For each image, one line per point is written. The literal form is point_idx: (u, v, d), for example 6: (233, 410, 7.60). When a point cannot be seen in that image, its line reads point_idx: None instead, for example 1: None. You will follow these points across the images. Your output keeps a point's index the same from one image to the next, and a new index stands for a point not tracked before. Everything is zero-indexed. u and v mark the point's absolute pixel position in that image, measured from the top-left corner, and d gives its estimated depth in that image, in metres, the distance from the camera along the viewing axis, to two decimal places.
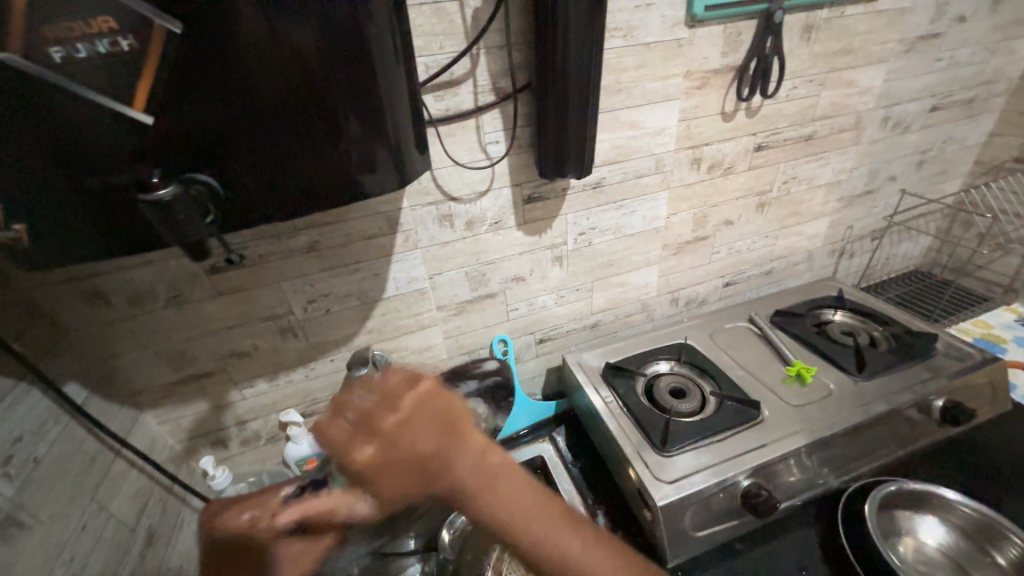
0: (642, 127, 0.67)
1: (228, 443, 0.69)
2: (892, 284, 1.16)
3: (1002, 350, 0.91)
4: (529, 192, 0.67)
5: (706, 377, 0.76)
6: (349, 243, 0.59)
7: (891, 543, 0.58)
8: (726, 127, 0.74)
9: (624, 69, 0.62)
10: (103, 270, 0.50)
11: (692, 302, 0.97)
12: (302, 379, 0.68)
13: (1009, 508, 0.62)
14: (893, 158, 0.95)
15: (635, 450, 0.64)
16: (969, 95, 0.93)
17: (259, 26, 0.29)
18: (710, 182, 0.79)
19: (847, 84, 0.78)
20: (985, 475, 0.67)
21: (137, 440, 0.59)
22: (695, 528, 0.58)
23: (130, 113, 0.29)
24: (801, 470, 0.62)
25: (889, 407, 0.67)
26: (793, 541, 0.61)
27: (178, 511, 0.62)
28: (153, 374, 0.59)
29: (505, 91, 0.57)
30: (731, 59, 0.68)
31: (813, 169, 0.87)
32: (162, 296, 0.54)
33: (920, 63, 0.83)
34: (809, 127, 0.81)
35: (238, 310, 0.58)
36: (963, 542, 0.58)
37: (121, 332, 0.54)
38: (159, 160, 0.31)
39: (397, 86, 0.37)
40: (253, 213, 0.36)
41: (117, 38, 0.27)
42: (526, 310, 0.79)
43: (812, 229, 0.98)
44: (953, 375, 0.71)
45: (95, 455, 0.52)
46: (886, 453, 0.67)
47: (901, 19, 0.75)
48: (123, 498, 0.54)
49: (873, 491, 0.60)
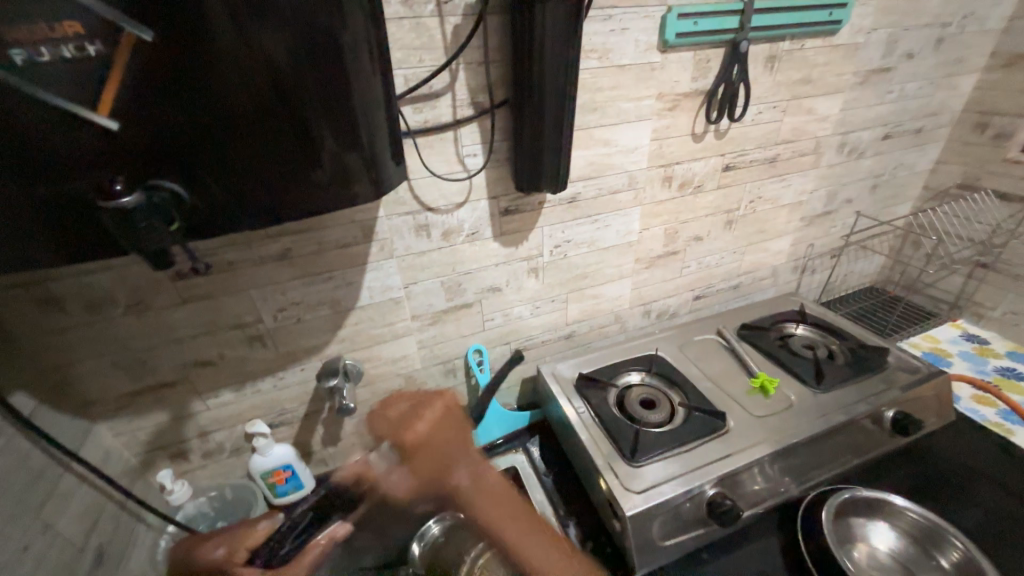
0: (616, 145, 0.70)
1: (188, 455, 0.66)
2: (850, 299, 1.23)
3: (948, 363, 0.98)
4: (506, 205, 0.68)
5: (675, 388, 0.78)
6: (321, 251, 0.58)
7: (847, 549, 0.61)
8: (696, 148, 0.77)
9: (600, 89, 0.64)
10: (57, 275, 0.48)
11: (663, 314, 0.99)
12: (270, 389, 0.66)
13: (952, 514, 0.66)
14: (850, 182, 1.00)
15: (606, 460, 0.65)
16: (917, 125, 1.01)
17: (233, 36, 0.29)
18: (681, 199, 0.82)
19: (807, 112, 0.83)
20: (932, 482, 0.71)
21: (88, 453, 0.56)
22: (663, 538, 0.59)
23: (94, 118, 0.28)
24: (763, 479, 0.65)
25: (846, 418, 0.70)
26: (756, 548, 0.63)
27: (131, 528, 0.59)
28: (109, 384, 0.56)
29: (483, 105, 0.58)
30: (701, 84, 0.71)
31: (777, 190, 0.92)
32: (122, 303, 0.52)
33: (873, 94, 0.89)
34: (772, 150, 0.85)
35: (202, 318, 0.56)
36: (912, 547, 0.62)
37: (74, 340, 0.52)
38: (123, 166, 0.31)
39: (373, 97, 0.38)
40: (221, 222, 0.35)
41: (84, 43, 0.26)
42: (502, 321, 0.80)
43: (776, 246, 1.02)
44: (903, 388, 0.75)
45: (42, 470, 0.49)
46: (842, 462, 0.70)
47: (855, 54, 0.81)
48: (71, 516, 0.51)
49: (830, 498, 0.63)
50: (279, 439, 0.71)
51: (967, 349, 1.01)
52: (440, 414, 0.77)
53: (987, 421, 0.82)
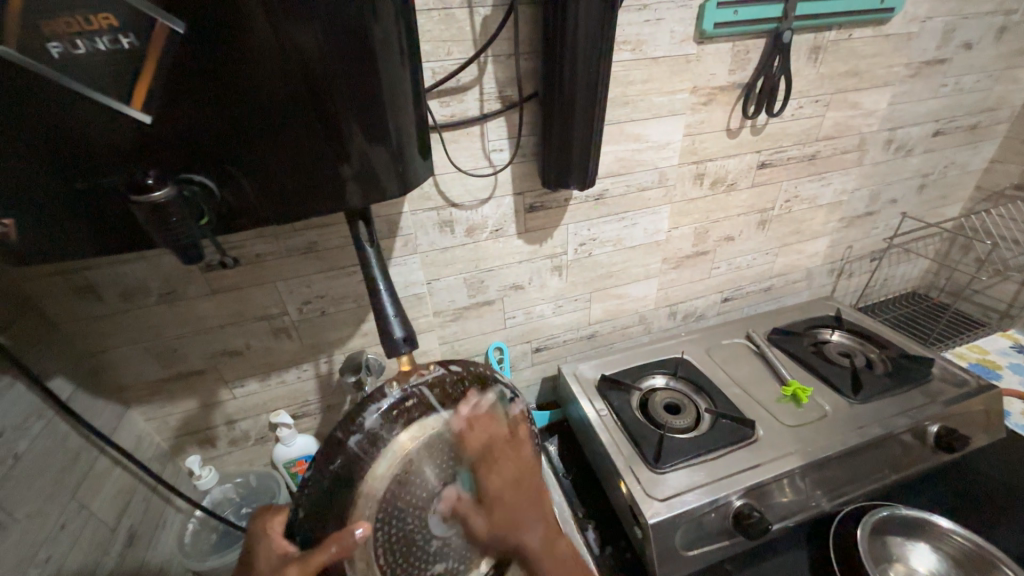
0: (647, 141, 0.67)
1: (215, 442, 0.68)
2: (889, 305, 1.16)
3: (996, 376, 0.92)
4: (531, 202, 0.66)
5: (701, 394, 0.76)
6: (346, 245, 0.58)
7: (881, 569, 0.58)
8: (731, 144, 0.74)
9: (631, 82, 0.61)
10: (96, 263, 0.49)
11: (690, 316, 0.96)
12: (295, 380, 0.67)
13: (998, 538, 0.62)
14: (896, 181, 0.95)
15: (627, 464, 0.63)
16: (972, 121, 0.94)
17: (266, 28, 0.29)
18: (713, 198, 0.79)
19: (852, 106, 0.79)
20: (977, 503, 0.67)
21: (122, 437, 0.58)
22: (686, 547, 0.57)
23: (129, 111, 0.28)
24: (793, 491, 0.62)
25: (884, 431, 0.67)
26: (783, 563, 0.60)
27: (161, 510, 0.61)
28: (141, 371, 0.58)
29: (511, 99, 0.57)
30: (738, 77, 0.67)
31: (815, 189, 0.87)
32: (155, 292, 0.53)
33: (925, 88, 0.83)
34: (813, 147, 0.81)
35: (230, 309, 0.57)
36: (954, 571, 0.58)
37: (109, 327, 0.53)
38: (154, 160, 0.31)
39: (403, 91, 0.37)
40: (250, 216, 0.35)
41: (118, 35, 0.26)
42: (524, 318, 0.78)
43: (813, 247, 0.98)
44: (949, 401, 0.71)
45: (78, 452, 0.51)
46: (879, 477, 0.66)
47: (907, 44, 0.76)
48: (105, 496, 0.53)
49: (866, 516, 0.60)
50: (302, 430, 0.72)
51: (1019, 362, 0.95)
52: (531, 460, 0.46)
53: None
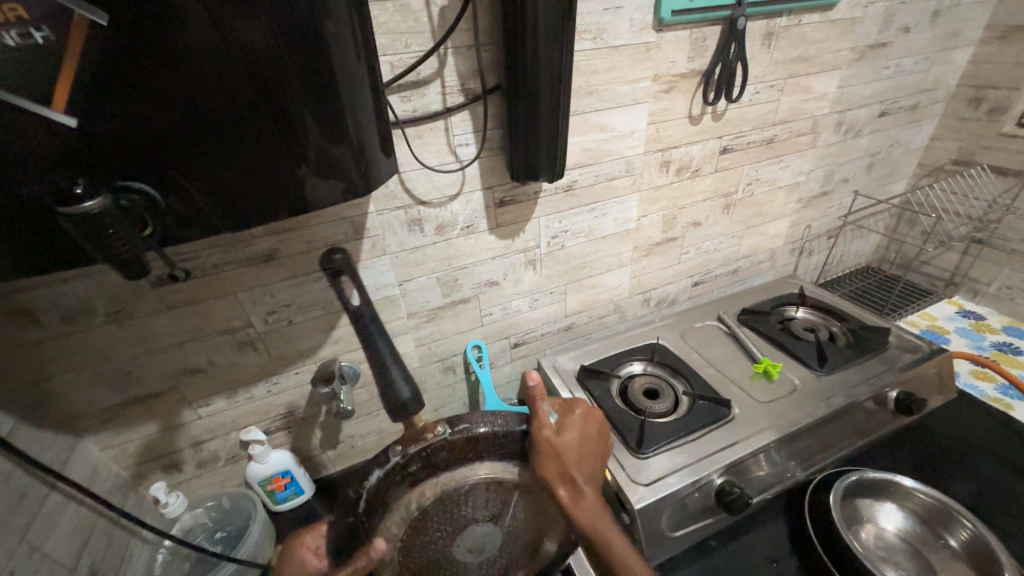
0: (612, 130, 0.67)
1: (182, 465, 0.64)
2: (846, 280, 1.22)
3: (946, 340, 0.98)
4: (501, 196, 0.66)
5: (678, 377, 0.77)
6: (311, 250, 0.56)
7: (854, 530, 0.61)
8: (693, 130, 0.75)
9: (594, 71, 0.61)
10: (29, 285, 0.45)
11: (663, 302, 0.98)
12: (264, 395, 0.64)
13: (955, 491, 0.66)
14: (847, 161, 0.99)
15: (611, 451, 0.64)
16: (913, 101, 0.99)
17: (203, 21, 0.26)
18: (679, 184, 0.80)
19: (804, 90, 0.81)
20: (934, 459, 0.71)
21: (75, 470, 0.54)
22: (672, 528, 0.58)
23: (48, 114, 0.26)
24: (770, 464, 0.64)
25: (850, 400, 0.70)
26: (765, 534, 0.63)
27: (126, 544, 0.57)
28: (92, 398, 0.54)
29: (474, 92, 0.56)
30: (697, 64, 0.69)
31: (774, 172, 0.90)
32: (101, 312, 0.49)
33: (870, 71, 0.87)
34: (770, 131, 0.83)
35: (189, 325, 0.54)
36: (919, 527, 0.61)
37: (51, 352, 0.49)
38: (82, 167, 0.28)
39: (359, 86, 0.35)
40: (202, 225, 0.33)
41: (29, 29, 0.23)
42: (500, 315, 0.78)
43: (775, 229, 1.01)
44: (905, 367, 0.75)
45: (25, 490, 0.47)
46: (847, 444, 0.70)
47: (852, 29, 0.79)
48: (60, 535, 0.49)
49: (836, 482, 0.63)
50: (276, 445, 0.69)
51: (964, 325, 1.02)
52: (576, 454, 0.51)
53: (986, 397, 0.83)
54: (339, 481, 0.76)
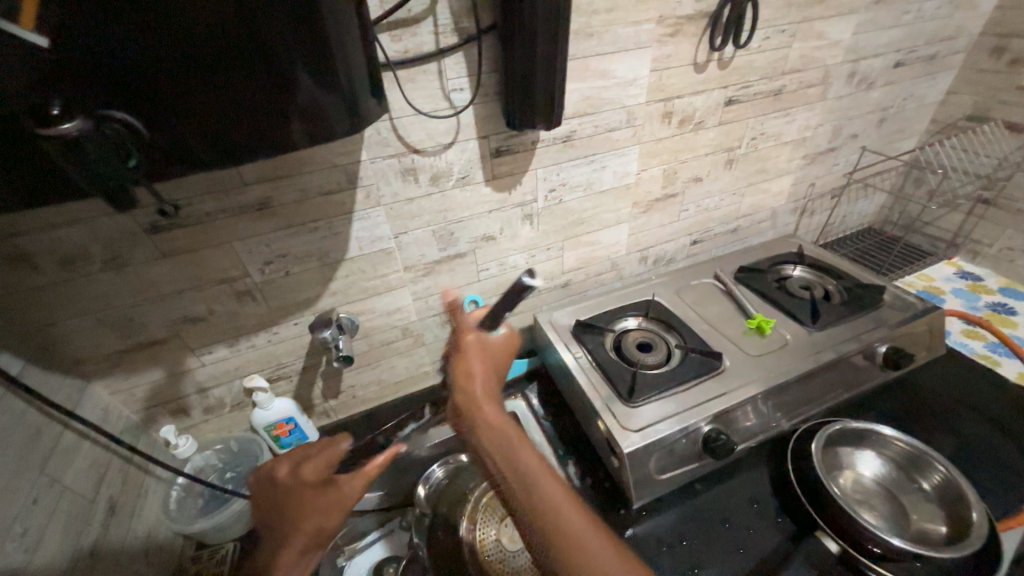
0: (613, 77, 0.65)
1: (190, 411, 0.66)
2: (847, 240, 1.21)
3: (941, 300, 0.99)
4: (498, 145, 0.64)
5: (672, 331, 0.79)
6: (305, 199, 0.56)
7: (833, 476, 0.64)
8: (698, 79, 0.72)
9: (595, 11, 0.58)
10: (24, 230, 0.45)
11: (660, 260, 0.98)
12: (265, 344, 0.65)
13: (936, 443, 0.69)
14: (857, 115, 0.96)
15: (604, 402, 0.65)
16: (931, 51, 0.95)
17: None
18: (681, 137, 0.78)
19: (817, 36, 0.78)
20: (916, 413, 0.73)
21: (86, 411, 0.56)
22: (659, 472, 0.61)
23: (20, 33, 0.24)
24: (756, 415, 0.66)
25: (838, 354, 0.71)
26: (747, 478, 0.66)
27: (140, 482, 0.61)
28: (97, 343, 0.55)
29: (468, 32, 0.53)
30: (705, 4, 0.65)
31: (780, 125, 0.88)
32: (98, 258, 0.50)
33: (888, 16, 0.83)
34: (778, 81, 0.80)
35: (187, 274, 0.55)
36: (895, 472, 0.64)
37: (54, 298, 0.50)
38: (61, 90, 0.27)
39: (346, 21, 0.34)
40: (183, 161, 0.33)
41: None
42: (497, 270, 0.78)
43: (777, 186, 0.99)
44: (897, 324, 0.76)
45: (39, 428, 0.49)
46: (832, 397, 0.72)
47: None
48: (76, 471, 0.52)
49: (820, 431, 0.65)
50: (279, 393, 0.71)
51: (961, 286, 1.02)
52: (480, 400, 0.51)
53: (975, 354, 0.84)
54: (341, 429, 0.79)
